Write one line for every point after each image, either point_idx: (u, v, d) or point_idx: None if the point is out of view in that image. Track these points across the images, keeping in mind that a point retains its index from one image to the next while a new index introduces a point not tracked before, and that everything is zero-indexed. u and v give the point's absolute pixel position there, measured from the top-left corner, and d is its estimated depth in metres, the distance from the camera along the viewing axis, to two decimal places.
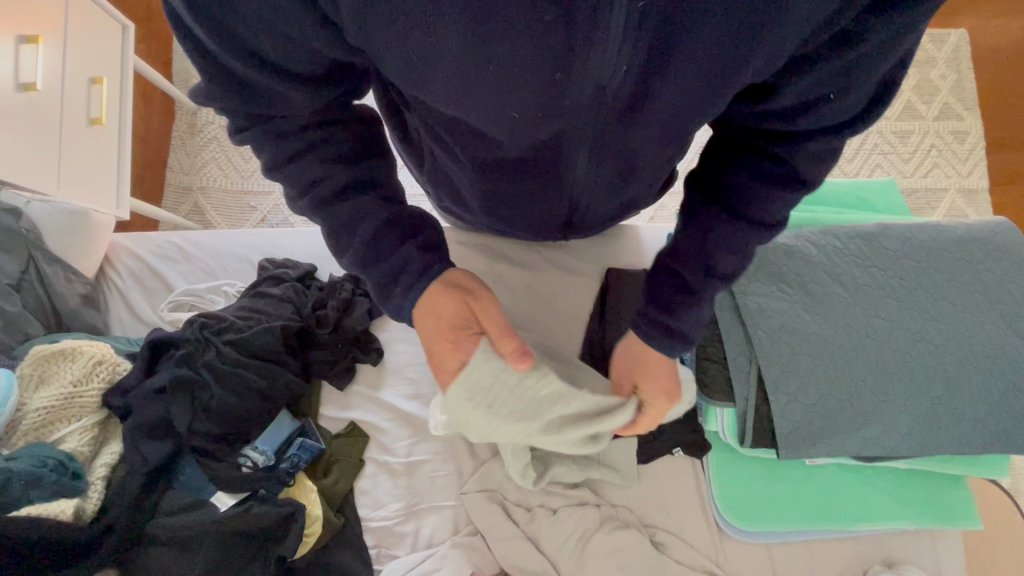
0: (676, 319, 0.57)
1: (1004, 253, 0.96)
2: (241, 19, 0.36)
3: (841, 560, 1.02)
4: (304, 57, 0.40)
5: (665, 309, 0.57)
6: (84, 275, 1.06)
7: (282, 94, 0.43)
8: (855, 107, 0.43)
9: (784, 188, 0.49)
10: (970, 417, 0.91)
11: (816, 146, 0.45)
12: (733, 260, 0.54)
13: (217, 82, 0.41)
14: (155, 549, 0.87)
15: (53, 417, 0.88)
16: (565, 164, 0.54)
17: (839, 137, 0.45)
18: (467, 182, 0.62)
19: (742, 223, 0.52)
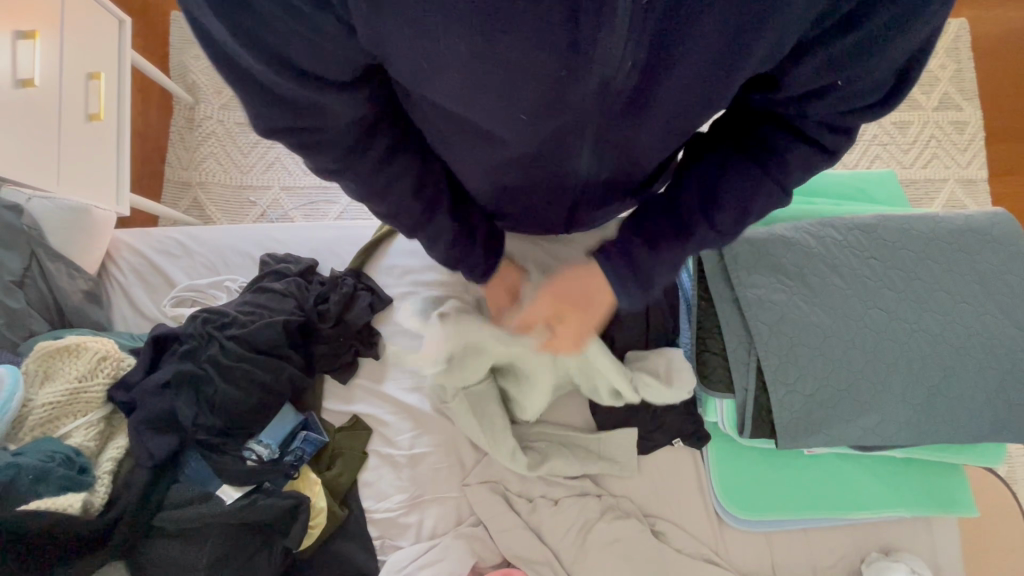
0: (654, 257, 0.56)
1: (1002, 244, 0.97)
2: (274, 31, 0.33)
3: (837, 547, 1.04)
4: (340, 63, 0.36)
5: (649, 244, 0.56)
6: (86, 272, 1.07)
7: (323, 106, 0.40)
8: (875, 92, 0.43)
9: (807, 149, 0.48)
10: (966, 407, 0.92)
11: (831, 121, 0.45)
12: (732, 214, 0.53)
13: (254, 97, 0.38)
14: (162, 541, 0.88)
15: (59, 412, 0.88)
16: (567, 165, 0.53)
17: (851, 122, 0.45)
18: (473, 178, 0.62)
19: (757, 176, 0.51)
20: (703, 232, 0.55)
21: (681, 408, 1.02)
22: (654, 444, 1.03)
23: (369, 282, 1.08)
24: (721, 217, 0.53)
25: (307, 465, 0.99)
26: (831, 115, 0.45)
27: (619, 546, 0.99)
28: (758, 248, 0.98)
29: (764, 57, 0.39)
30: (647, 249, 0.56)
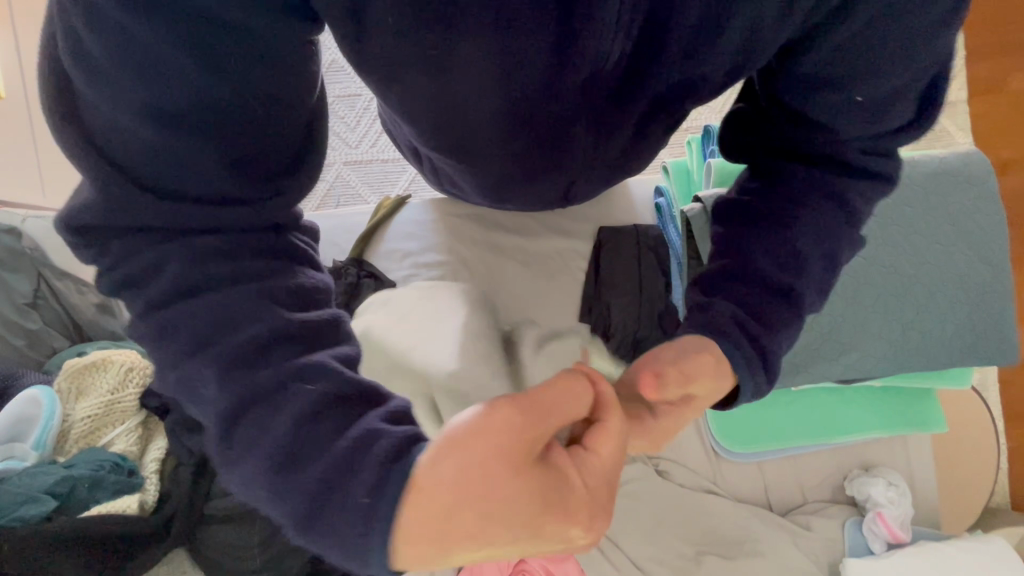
0: (771, 337, 0.52)
1: (975, 183, 1.01)
2: (154, 85, 0.31)
3: (822, 469, 1.16)
4: (241, 130, 0.34)
5: (761, 324, 0.52)
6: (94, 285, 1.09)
7: (202, 179, 0.34)
8: (913, 101, 0.49)
9: (874, 168, 0.52)
10: (939, 338, 0.99)
11: (885, 126, 0.50)
12: (819, 261, 0.53)
13: (105, 182, 0.33)
14: (214, 526, 0.94)
15: (98, 424, 0.96)
16: (564, 153, 0.61)
17: (890, 141, 0.52)
18: (489, 175, 0.65)
19: (851, 176, 0.52)
20: (788, 285, 0.52)
21: None
22: None
23: (370, 268, 1.12)
24: (810, 266, 0.53)
25: None
26: (874, 121, 0.50)
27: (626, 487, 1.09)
28: None
29: (739, 49, 0.48)
30: (753, 317, 0.52)
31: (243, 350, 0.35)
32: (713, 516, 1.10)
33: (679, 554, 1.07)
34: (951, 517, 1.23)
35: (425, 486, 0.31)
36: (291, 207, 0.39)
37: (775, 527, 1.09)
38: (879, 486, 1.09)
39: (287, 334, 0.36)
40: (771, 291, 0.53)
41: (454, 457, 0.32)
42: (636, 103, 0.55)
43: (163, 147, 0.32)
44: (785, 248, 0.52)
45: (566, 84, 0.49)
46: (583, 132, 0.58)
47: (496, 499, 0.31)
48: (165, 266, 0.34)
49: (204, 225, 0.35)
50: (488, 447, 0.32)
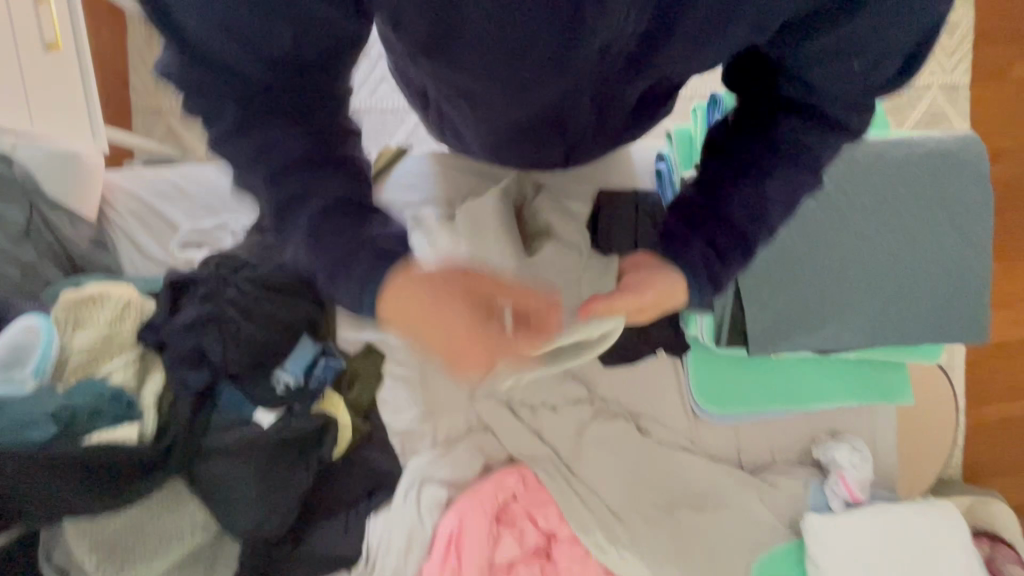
0: (725, 267, 0.58)
1: (968, 167, 1.03)
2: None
3: (792, 433, 1.23)
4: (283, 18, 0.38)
5: (720, 254, 0.58)
6: (87, 220, 1.09)
7: (252, 58, 0.40)
8: (901, 61, 0.49)
9: (856, 116, 0.53)
10: (915, 316, 1.04)
11: (875, 80, 0.50)
12: (781, 207, 0.57)
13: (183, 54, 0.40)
14: (211, 461, 0.98)
15: (95, 356, 0.97)
16: (568, 117, 0.60)
17: (870, 97, 0.52)
18: (492, 129, 0.64)
19: (826, 128, 0.54)
20: (745, 223, 0.57)
21: (666, 326, 1.10)
22: (640, 356, 1.13)
23: None
24: (775, 212, 0.57)
25: (329, 388, 1.11)
26: (866, 78, 0.50)
27: (608, 441, 1.15)
28: None
29: (756, 27, 0.46)
30: (719, 258, 0.58)
31: (296, 183, 0.45)
32: (687, 471, 1.16)
33: (654, 505, 1.14)
34: (906, 484, 1.32)
35: (416, 270, 0.47)
36: (331, 81, 0.45)
37: (743, 485, 1.16)
38: (842, 451, 1.16)
39: (329, 159, 0.46)
40: (729, 230, 0.57)
41: (407, 292, 0.46)
42: (643, 75, 0.53)
43: (219, 28, 0.38)
44: (759, 197, 0.56)
45: (580, 58, 0.46)
46: (589, 97, 0.57)
47: (440, 326, 0.47)
48: (231, 115, 0.43)
49: (250, 92, 0.42)
50: (440, 314, 0.46)
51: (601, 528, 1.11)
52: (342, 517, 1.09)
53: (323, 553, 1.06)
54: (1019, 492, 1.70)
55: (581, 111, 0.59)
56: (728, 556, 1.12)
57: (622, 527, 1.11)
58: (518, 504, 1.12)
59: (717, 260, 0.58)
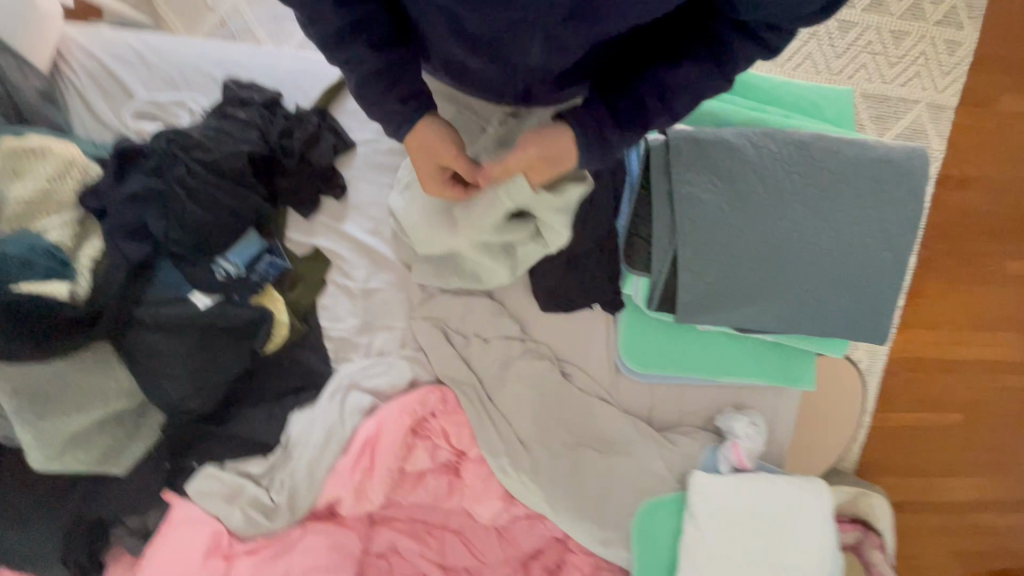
0: (615, 139, 0.71)
1: (908, 178, 1.09)
2: None
3: (702, 400, 1.32)
4: None
5: (613, 126, 0.70)
6: (38, 70, 1.06)
7: None
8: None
9: (773, 41, 0.58)
10: (831, 309, 1.11)
11: (791, 15, 0.54)
12: (683, 103, 0.66)
13: None
14: (141, 331, 1.01)
15: (33, 209, 0.96)
16: (522, 53, 0.64)
17: (796, 24, 0.56)
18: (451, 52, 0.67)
19: (745, 44, 0.59)
20: (647, 110, 0.68)
21: (606, 281, 1.15)
22: (576, 308, 1.18)
23: (331, 122, 1.15)
24: (676, 103, 0.66)
25: (270, 284, 1.14)
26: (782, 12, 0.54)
27: (531, 379, 1.22)
28: (701, 148, 1.07)
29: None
30: (612, 126, 0.70)
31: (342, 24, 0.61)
32: (598, 418, 1.25)
33: (561, 442, 1.22)
34: (798, 465, 1.43)
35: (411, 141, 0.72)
36: None
37: (646, 438, 1.26)
38: (741, 422, 1.26)
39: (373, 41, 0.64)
40: (630, 111, 0.68)
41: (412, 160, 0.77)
42: (587, 28, 0.58)
43: None
44: (666, 87, 0.66)
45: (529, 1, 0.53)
46: (536, 41, 0.61)
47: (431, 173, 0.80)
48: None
49: None
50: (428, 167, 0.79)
51: (508, 454, 1.19)
52: (268, 407, 1.14)
53: (243, 436, 1.11)
54: (903, 494, 1.85)
55: (529, 53, 0.63)
56: (618, 497, 1.22)
57: (527, 456, 1.20)
58: (435, 421, 1.18)
59: (609, 130, 0.70)
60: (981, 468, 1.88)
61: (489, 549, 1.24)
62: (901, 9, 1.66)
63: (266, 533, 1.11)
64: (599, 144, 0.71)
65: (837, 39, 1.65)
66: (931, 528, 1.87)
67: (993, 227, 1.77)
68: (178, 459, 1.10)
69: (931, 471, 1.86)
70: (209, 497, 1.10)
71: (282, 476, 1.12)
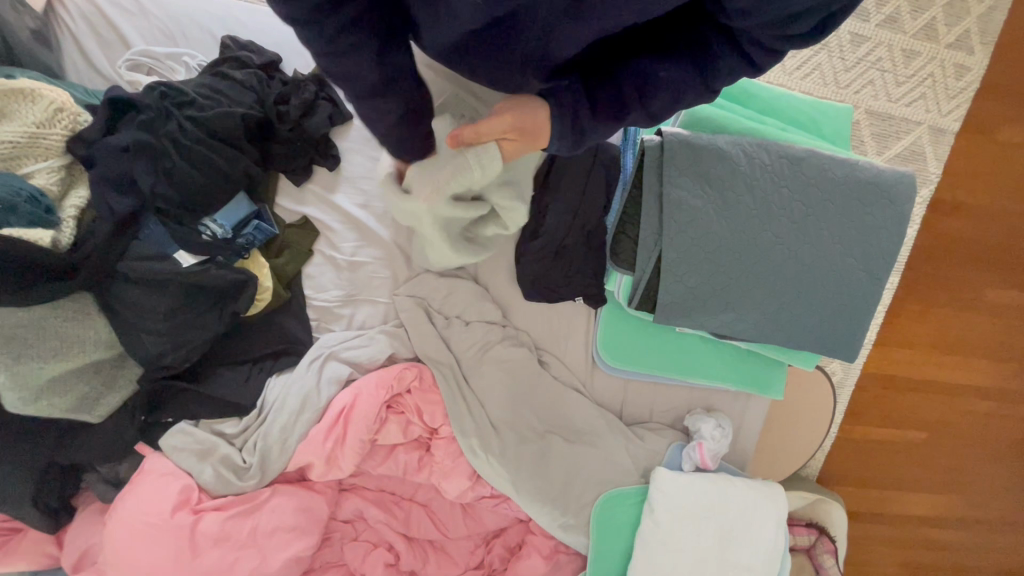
0: (592, 128, 0.70)
1: (892, 202, 1.11)
2: None
3: (673, 400, 1.35)
4: None
5: (592, 113, 0.69)
6: (32, 9, 1.03)
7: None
8: (817, 19, 0.53)
9: (762, 55, 0.60)
10: (804, 323, 1.13)
11: (780, 31, 0.55)
12: (663, 104, 0.67)
13: None
14: (124, 284, 1.02)
15: (19, 152, 0.95)
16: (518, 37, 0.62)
17: (783, 43, 0.57)
18: (445, 47, 0.66)
19: (733, 55, 0.61)
20: (628, 106, 0.68)
21: (587, 276, 1.17)
22: (560, 298, 1.19)
23: (330, 92, 1.14)
24: (655, 100, 0.67)
25: (256, 248, 1.14)
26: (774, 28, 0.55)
27: (507, 365, 1.24)
28: (695, 153, 1.08)
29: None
30: (591, 114, 0.69)
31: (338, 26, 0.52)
32: (570, 408, 1.28)
33: (531, 428, 1.26)
34: (760, 468, 1.48)
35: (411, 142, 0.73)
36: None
37: (615, 431, 1.29)
38: (708, 424, 1.30)
39: (392, 70, 0.60)
40: (611, 103, 0.68)
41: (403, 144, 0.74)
42: (588, 24, 0.58)
43: None
44: (651, 81, 0.66)
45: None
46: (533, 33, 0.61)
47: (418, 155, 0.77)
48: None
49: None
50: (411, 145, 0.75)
51: (478, 436, 1.22)
52: (245, 369, 1.17)
53: (219, 396, 1.14)
54: (859, 504, 1.92)
55: (525, 44, 0.63)
56: (582, 484, 1.26)
57: (497, 439, 1.23)
58: (410, 398, 1.21)
59: (588, 117, 0.69)
60: (937, 486, 1.94)
61: (452, 524, 1.28)
62: (916, 27, 1.64)
63: (237, 491, 1.13)
64: (575, 129, 0.69)
65: (848, 51, 1.64)
66: (882, 538, 1.94)
67: (977, 254, 1.80)
68: (152, 413, 1.11)
69: (888, 485, 1.92)
70: (182, 452, 1.12)
71: (255, 438, 1.14)
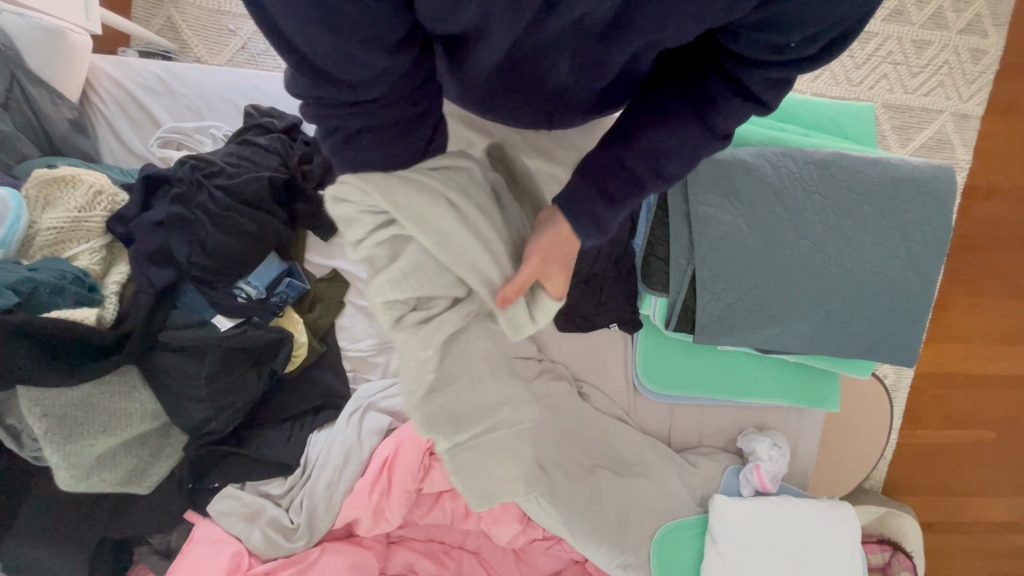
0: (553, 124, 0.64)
1: (932, 196, 1.07)
2: (322, 56, 0.37)
3: (724, 421, 1.30)
4: (371, 75, 0.39)
5: (608, 198, 0.55)
6: (69, 100, 1.10)
7: (356, 81, 0.40)
8: (824, 41, 0.45)
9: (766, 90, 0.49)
10: (853, 330, 1.09)
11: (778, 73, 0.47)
12: (680, 162, 0.54)
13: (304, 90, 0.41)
14: (166, 353, 1.03)
15: (64, 237, 0.99)
16: (549, 70, 0.51)
17: (790, 72, 0.48)
18: (458, 100, 0.61)
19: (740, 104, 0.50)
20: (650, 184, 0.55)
21: (623, 301, 1.11)
22: (594, 326, 1.15)
23: None
24: (674, 165, 0.54)
25: (290, 305, 1.15)
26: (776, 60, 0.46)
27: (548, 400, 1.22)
28: (719, 168, 1.05)
29: (724, 9, 0.42)
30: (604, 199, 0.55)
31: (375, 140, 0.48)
32: (616, 439, 1.24)
33: (578, 463, 1.22)
34: (821, 485, 1.40)
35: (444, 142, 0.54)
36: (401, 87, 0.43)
37: (666, 459, 1.24)
38: (763, 443, 1.22)
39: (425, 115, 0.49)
40: (624, 177, 0.54)
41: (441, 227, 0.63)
42: (626, 47, 0.47)
43: (321, 74, 0.39)
44: (650, 134, 0.52)
45: (557, 22, 0.43)
46: (575, 51, 0.48)
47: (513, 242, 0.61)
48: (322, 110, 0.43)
49: (351, 109, 0.43)
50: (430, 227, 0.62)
51: None
52: (287, 427, 1.16)
53: (264, 456, 1.13)
54: (933, 513, 1.79)
55: (564, 57, 0.48)
56: (638, 518, 1.21)
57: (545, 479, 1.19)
58: None
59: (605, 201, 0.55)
60: (1014, 487, 1.81)
61: (507, 569, 1.23)
62: (923, 17, 1.61)
63: (286, 553, 1.10)
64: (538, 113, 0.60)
65: (856, 48, 1.61)
66: (961, 549, 1.81)
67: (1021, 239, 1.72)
68: (201, 479, 1.11)
69: (961, 490, 1.79)
70: (229, 517, 1.11)
71: (301, 497, 1.12)
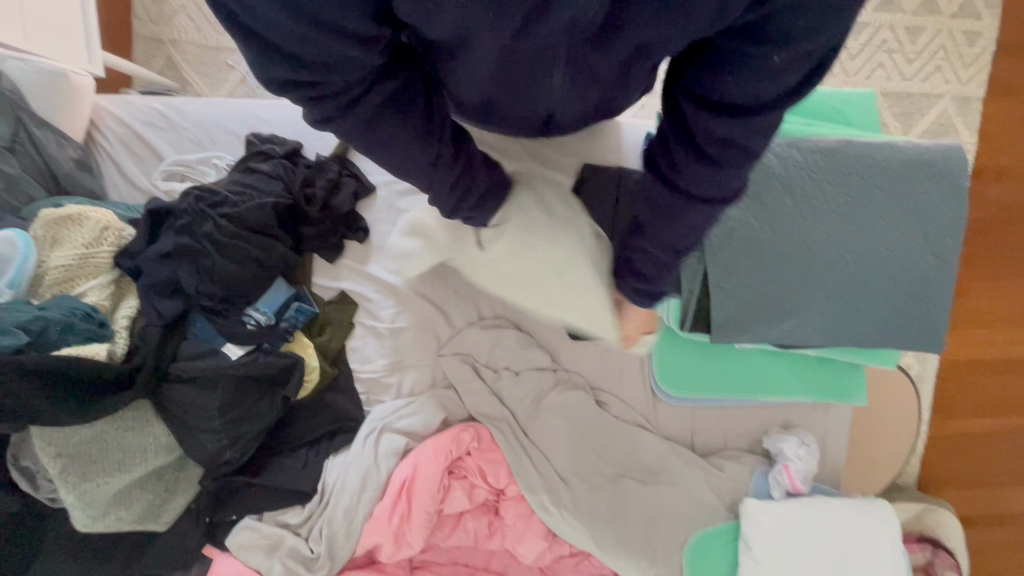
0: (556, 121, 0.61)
1: (944, 177, 1.05)
2: (309, 45, 0.33)
3: (749, 422, 1.25)
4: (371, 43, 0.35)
5: (640, 276, 0.58)
6: (73, 140, 1.11)
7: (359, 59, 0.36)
8: (803, 71, 0.38)
9: (749, 138, 0.42)
10: (875, 318, 1.06)
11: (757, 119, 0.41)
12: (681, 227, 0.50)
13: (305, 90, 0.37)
14: (176, 385, 1.03)
15: (72, 275, 1.00)
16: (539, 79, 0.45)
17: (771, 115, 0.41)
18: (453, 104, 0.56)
19: (710, 164, 0.44)
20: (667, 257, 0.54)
21: None
22: None
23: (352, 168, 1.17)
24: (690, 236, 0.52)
25: (300, 329, 1.15)
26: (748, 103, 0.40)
27: (564, 411, 1.19)
28: None
29: (710, 17, 0.36)
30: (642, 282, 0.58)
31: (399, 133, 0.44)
32: (637, 447, 1.20)
33: (599, 473, 1.18)
34: (854, 482, 1.35)
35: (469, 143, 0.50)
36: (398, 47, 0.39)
37: (690, 465, 1.20)
38: (790, 443, 1.18)
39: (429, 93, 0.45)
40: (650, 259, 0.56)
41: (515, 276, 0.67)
42: (617, 47, 0.40)
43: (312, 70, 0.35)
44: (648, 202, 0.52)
45: (538, 35, 0.37)
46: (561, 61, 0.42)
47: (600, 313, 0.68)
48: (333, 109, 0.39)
49: (364, 95, 0.39)
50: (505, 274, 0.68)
51: (548, 490, 1.15)
52: (302, 454, 1.14)
53: (282, 485, 1.11)
54: (972, 506, 1.72)
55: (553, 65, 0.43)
56: (666, 528, 1.17)
57: (568, 492, 1.16)
58: (470, 460, 1.16)
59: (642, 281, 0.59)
60: None
61: None
62: (914, 4, 1.61)
63: None
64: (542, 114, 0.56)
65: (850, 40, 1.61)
66: (1004, 541, 1.74)
67: None
68: (217, 512, 1.09)
69: (999, 480, 1.73)
70: (248, 549, 1.08)
71: (320, 524, 1.10)
